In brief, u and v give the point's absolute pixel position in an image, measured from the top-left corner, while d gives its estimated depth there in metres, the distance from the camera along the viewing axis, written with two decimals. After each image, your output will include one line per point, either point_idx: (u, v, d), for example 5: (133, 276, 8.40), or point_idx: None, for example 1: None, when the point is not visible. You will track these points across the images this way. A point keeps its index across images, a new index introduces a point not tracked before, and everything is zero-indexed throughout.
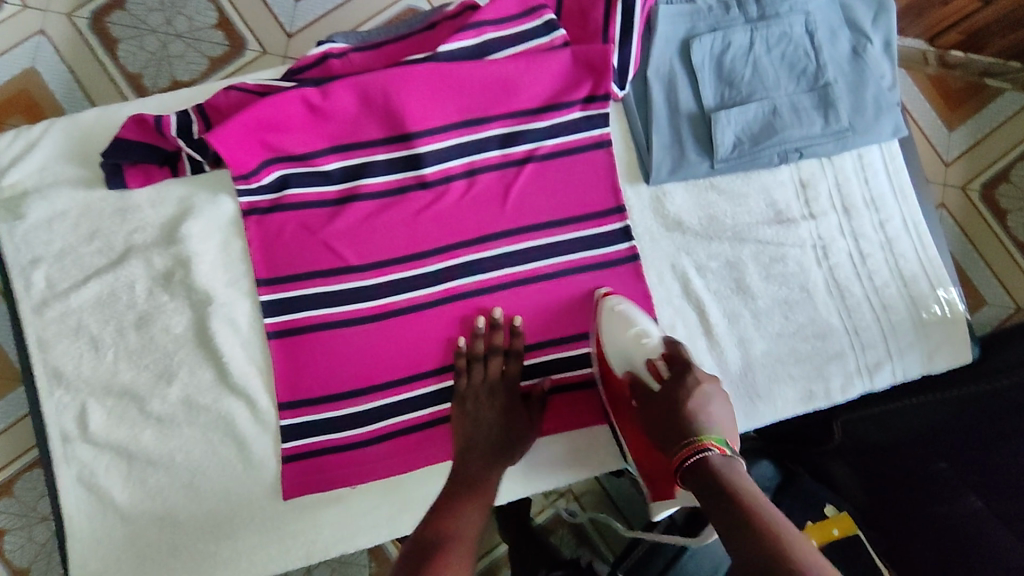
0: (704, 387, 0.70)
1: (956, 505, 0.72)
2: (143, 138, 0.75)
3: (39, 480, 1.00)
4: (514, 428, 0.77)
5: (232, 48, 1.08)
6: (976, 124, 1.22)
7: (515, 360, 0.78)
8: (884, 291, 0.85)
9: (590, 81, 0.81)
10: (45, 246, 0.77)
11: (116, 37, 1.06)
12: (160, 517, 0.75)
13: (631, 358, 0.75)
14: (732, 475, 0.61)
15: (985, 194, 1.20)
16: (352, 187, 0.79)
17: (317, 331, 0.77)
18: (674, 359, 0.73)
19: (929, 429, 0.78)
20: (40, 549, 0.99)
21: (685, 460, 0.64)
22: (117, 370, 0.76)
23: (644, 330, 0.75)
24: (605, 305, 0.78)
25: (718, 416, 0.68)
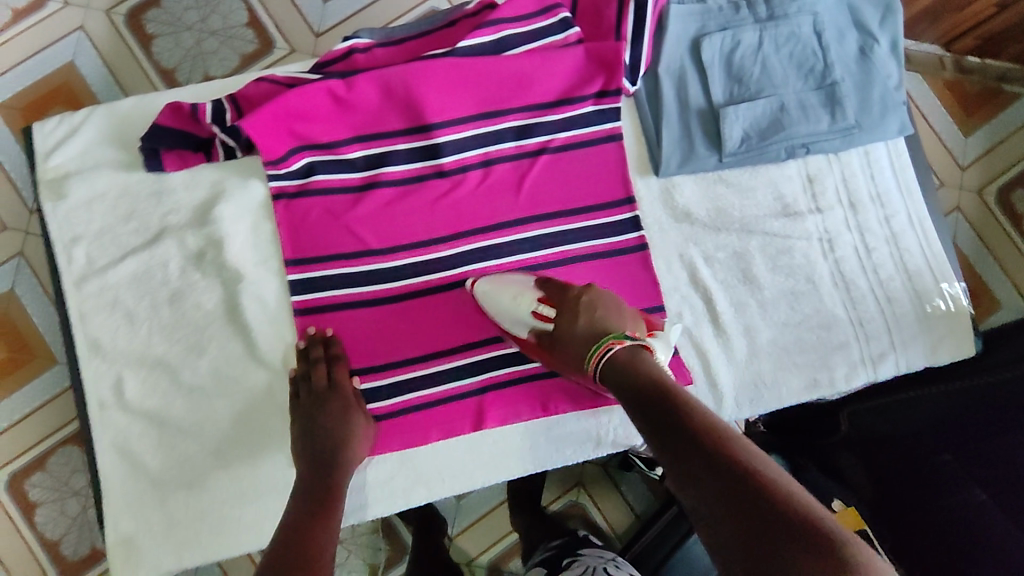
0: (585, 297, 0.76)
1: (959, 497, 0.74)
2: (178, 124, 0.79)
3: (73, 455, 1.06)
4: (353, 432, 0.77)
5: (262, 46, 1.13)
6: (991, 129, 1.23)
7: (338, 364, 0.80)
8: (888, 284, 0.88)
9: (603, 76, 0.84)
10: (85, 225, 0.82)
11: (153, 34, 1.12)
12: (187, 482, 0.80)
13: (521, 319, 0.78)
14: (669, 383, 0.67)
15: (999, 197, 1.21)
16: (375, 174, 0.84)
17: (341, 309, 0.82)
18: (552, 299, 0.77)
19: (937, 419, 0.80)
20: (71, 523, 1.06)
21: (597, 363, 0.71)
22: (151, 342, 0.81)
23: (521, 287, 0.79)
24: (478, 294, 0.81)
25: (607, 313, 0.74)
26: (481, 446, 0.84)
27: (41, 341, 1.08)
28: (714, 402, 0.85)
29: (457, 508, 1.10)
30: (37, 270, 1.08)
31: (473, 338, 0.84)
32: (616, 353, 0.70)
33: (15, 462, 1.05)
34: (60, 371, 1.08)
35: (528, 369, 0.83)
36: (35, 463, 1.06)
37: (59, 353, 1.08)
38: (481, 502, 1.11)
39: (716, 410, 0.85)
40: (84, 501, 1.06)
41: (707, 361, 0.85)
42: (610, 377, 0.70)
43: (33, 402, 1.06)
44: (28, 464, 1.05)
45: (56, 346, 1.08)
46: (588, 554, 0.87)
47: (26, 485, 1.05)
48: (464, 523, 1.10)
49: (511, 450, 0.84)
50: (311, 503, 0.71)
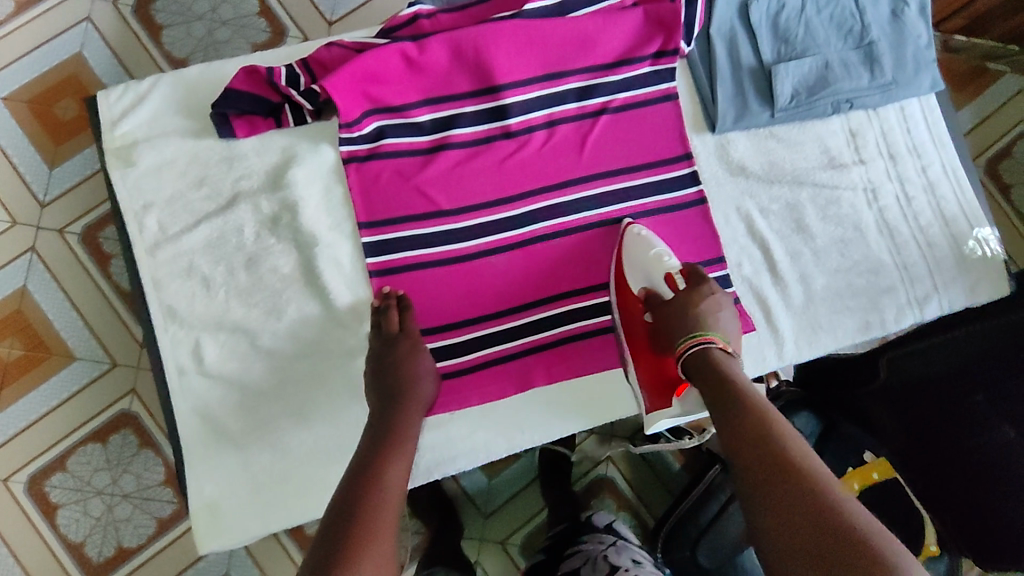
0: (716, 296, 0.77)
1: (988, 434, 0.83)
2: (252, 89, 0.80)
3: (95, 453, 1.04)
4: (419, 371, 0.77)
5: (274, 35, 1.13)
6: (979, 104, 1.31)
7: (406, 313, 0.80)
8: (928, 231, 0.93)
9: (661, 37, 0.87)
10: (157, 192, 0.83)
11: (162, 24, 1.11)
12: (270, 444, 0.80)
13: (648, 276, 0.81)
14: (739, 377, 0.69)
15: (988, 169, 1.29)
16: (443, 137, 0.85)
17: (415, 270, 0.84)
18: (690, 276, 0.80)
19: (960, 364, 0.86)
20: (94, 524, 1.03)
21: (687, 349, 0.72)
22: (229, 307, 0.81)
23: (664, 252, 0.82)
24: (629, 232, 0.84)
25: (724, 320, 0.76)
26: (558, 396, 0.87)
27: (57, 337, 1.05)
28: (776, 347, 0.89)
29: (490, 488, 1.12)
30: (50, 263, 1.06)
31: (543, 294, 0.86)
32: (712, 350, 0.72)
33: (35, 462, 1.03)
34: (79, 366, 1.05)
35: (592, 325, 0.87)
36: (54, 463, 1.03)
37: (77, 349, 1.05)
38: (512, 481, 1.12)
39: (778, 354, 0.89)
40: (107, 502, 1.03)
41: (766, 308, 0.90)
42: (688, 374, 0.72)
43: (55, 399, 1.04)
44: (48, 464, 1.03)
45: (73, 341, 1.05)
46: (589, 541, 0.90)
47: (47, 486, 1.03)
48: (497, 502, 1.12)
49: (584, 402, 0.87)
50: (377, 442, 0.70)
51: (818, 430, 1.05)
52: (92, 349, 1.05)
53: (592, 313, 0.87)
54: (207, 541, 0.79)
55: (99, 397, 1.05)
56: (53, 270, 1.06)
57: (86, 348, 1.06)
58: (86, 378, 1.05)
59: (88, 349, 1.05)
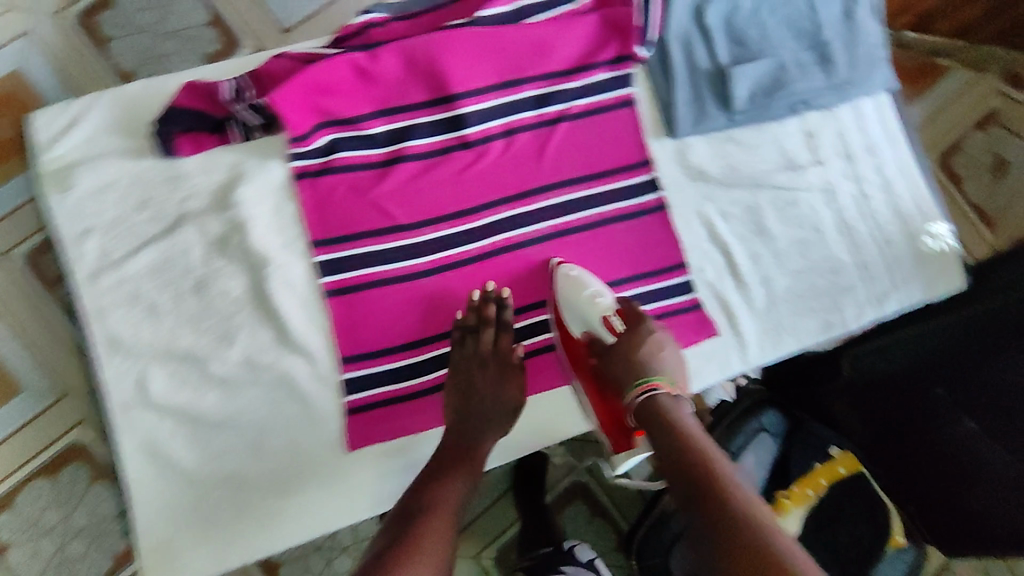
0: (655, 335, 0.75)
1: (955, 428, 0.82)
2: (196, 104, 0.77)
3: (44, 492, 0.95)
4: (506, 399, 0.79)
5: (225, 47, 1.06)
6: (930, 99, 1.32)
7: (503, 334, 0.81)
8: (884, 229, 0.94)
9: (617, 42, 0.87)
10: (97, 215, 0.78)
11: (108, 36, 1.02)
12: (226, 479, 0.78)
13: (588, 319, 0.79)
14: (683, 425, 0.66)
15: (941, 162, 1.32)
16: (398, 149, 0.83)
17: (375, 287, 0.81)
18: (628, 315, 0.78)
19: (921, 360, 0.86)
20: (45, 564, 0.95)
21: (638, 397, 0.69)
22: (176, 335, 0.78)
23: (600, 291, 0.81)
24: (560, 272, 0.83)
25: (669, 359, 0.73)
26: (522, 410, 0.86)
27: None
28: (740, 352, 0.89)
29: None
30: None
31: None
32: (659, 397, 0.69)
33: None
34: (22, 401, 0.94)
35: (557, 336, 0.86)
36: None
37: (23, 382, 0.95)
38: (485, 494, 1.09)
39: (743, 358, 0.89)
40: (55, 543, 0.95)
41: (729, 312, 0.90)
42: (639, 421, 0.69)
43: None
44: None
45: (20, 372, 0.94)
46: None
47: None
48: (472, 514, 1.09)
49: (549, 416, 0.87)
50: (447, 455, 0.73)
51: (783, 428, 1.01)
52: (38, 378, 0.95)
53: None
54: None
55: (46, 430, 0.95)
56: None
57: (33, 379, 0.95)
58: (32, 412, 0.95)
59: (30, 381, 0.96)
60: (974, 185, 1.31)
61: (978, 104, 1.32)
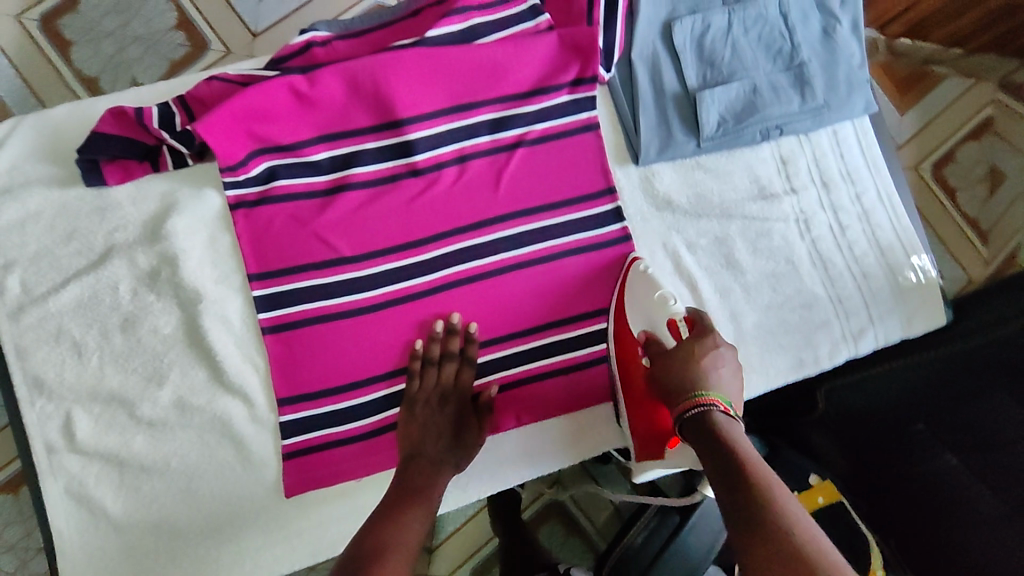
0: (719, 350, 0.69)
1: (935, 461, 0.77)
2: (122, 130, 0.73)
3: (7, 506, 0.91)
4: (463, 437, 0.77)
5: (194, 49, 1.01)
6: (923, 108, 1.23)
7: (467, 368, 0.78)
8: (863, 261, 0.88)
9: (577, 63, 0.81)
10: (19, 249, 0.74)
11: (69, 39, 0.98)
12: (157, 526, 0.74)
13: (650, 319, 0.74)
14: (739, 442, 0.60)
15: (934, 173, 1.23)
16: (342, 176, 0.78)
17: (315, 325, 0.76)
18: (697, 324, 0.72)
19: (902, 396, 0.83)
20: None
21: (687, 411, 0.64)
22: (102, 376, 0.74)
23: (666, 294, 0.75)
24: (635, 267, 0.79)
25: (727, 379, 0.67)
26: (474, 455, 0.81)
27: None
28: None
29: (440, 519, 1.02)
30: None
31: None
32: (713, 413, 0.63)
33: None
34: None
35: (514, 375, 0.81)
36: None
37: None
38: (457, 513, 1.03)
39: None
40: (19, 557, 0.91)
41: None
42: (690, 437, 0.63)
43: None
44: None
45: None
46: None
47: None
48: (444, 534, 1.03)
49: (505, 458, 0.82)
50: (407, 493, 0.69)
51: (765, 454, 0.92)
52: None
53: (517, 361, 0.81)
54: None
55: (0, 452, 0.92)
56: None
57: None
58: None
59: None
60: (968, 199, 1.21)
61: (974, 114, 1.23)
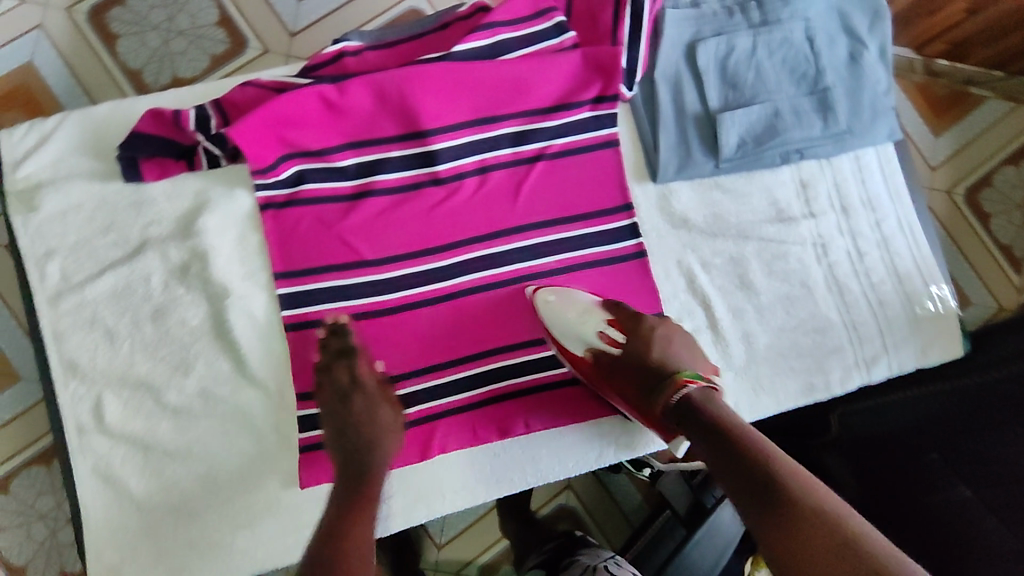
0: (659, 330, 0.76)
1: (947, 493, 0.71)
2: (160, 131, 0.77)
3: (39, 477, 0.95)
4: (382, 422, 0.72)
5: (233, 46, 1.04)
6: (960, 130, 1.17)
7: (360, 359, 0.74)
8: (880, 288, 0.88)
9: (600, 81, 0.83)
10: (60, 238, 0.79)
11: (116, 33, 1.02)
12: (176, 507, 0.77)
13: (585, 337, 0.77)
14: (720, 412, 0.66)
15: (969, 196, 1.16)
16: (367, 182, 0.81)
17: (333, 324, 0.79)
18: (622, 324, 0.77)
19: (916, 423, 0.78)
20: (38, 548, 0.94)
21: (670, 401, 0.69)
22: (132, 362, 0.78)
23: (586, 304, 0.79)
24: (540, 301, 0.78)
25: (680, 350, 0.75)
26: (483, 460, 0.82)
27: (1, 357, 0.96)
28: None
29: (443, 520, 1.04)
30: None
31: (468, 351, 0.81)
32: (689, 394, 0.69)
33: None
34: (27, 388, 0.96)
35: (526, 382, 0.82)
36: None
37: (21, 369, 0.96)
38: (466, 512, 1.05)
39: None
40: (49, 526, 0.95)
41: None
42: (676, 420, 0.68)
43: None
44: None
45: (16, 360, 0.96)
46: (587, 554, 0.86)
47: None
48: (451, 532, 1.04)
49: (513, 462, 0.82)
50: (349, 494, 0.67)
51: None
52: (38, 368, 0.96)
53: (531, 368, 0.82)
54: None
55: (38, 422, 0.96)
56: None
57: (30, 366, 0.97)
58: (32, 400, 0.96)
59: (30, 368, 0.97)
60: (1002, 224, 1.15)
61: (1012, 137, 1.17)
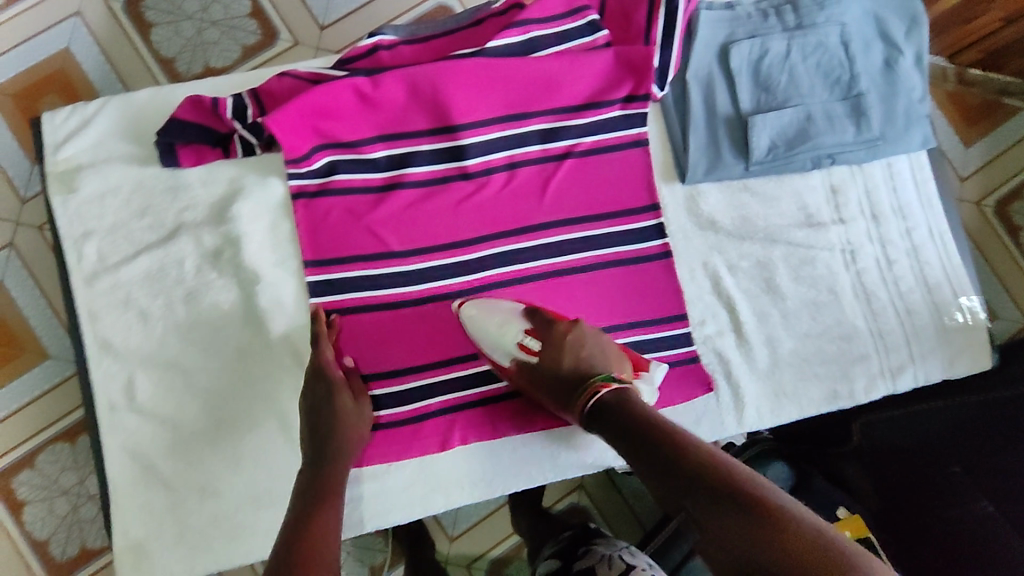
0: (573, 334, 0.73)
1: (969, 508, 0.73)
2: (199, 119, 0.78)
3: (63, 453, 0.97)
4: (343, 411, 0.74)
5: (265, 37, 1.06)
6: (992, 141, 1.15)
7: (326, 343, 0.76)
8: (908, 297, 0.87)
9: (631, 81, 0.83)
10: (98, 219, 0.81)
11: (150, 22, 1.04)
12: (201, 487, 0.79)
13: (506, 349, 0.75)
14: (632, 410, 0.65)
15: (999, 209, 1.14)
16: (397, 175, 0.82)
17: (360, 313, 0.80)
18: (539, 332, 0.74)
19: (941, 435, 0.79)
20: (60, 523, 0.96)
21: (585, 407, 0.68)
22: (163, 343, 0.80)
23: (508, 314, 0.76)
24: (465, 315, 0.77)
25: (594, 354, 0.72)
26: (502, 453, 0.83)
27: (31, 335, 0.98)
28: (736, 412, 0.85)
29: (457, 512, 1.05)
30: (30, 267, 0.99)
31: None
32: (601, 397, 0.68)
33: (3, 457, 0.96)
34: (54, 366, 0.98)
35: None
36: (22, 460, 0.96)
37: (50, 347, 0.99)
38: (478, 506, 1.06)
39: (738, 420, 0.85)
40: (72, 502, 0.97)
41: (730, 371, 0.85)
42: (595, 425, 0.67)
43: (21, 399, 0.97)
44: (15, 462, 0.96)
45: (45, 339, 0.98)
46: (603, 542, 0.86)
47: (13, 484, 0.96)
48: (463, 525, 1.05)
49: (531, 456, 0.83)
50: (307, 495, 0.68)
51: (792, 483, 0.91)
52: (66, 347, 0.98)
53: None
54: None
55: (63, 400, 0.98)
56: (23, 277, 0.98)
57: (59, 345, 0.99)
58: (59, 378, 0.98)
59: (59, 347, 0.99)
60: None
61: None
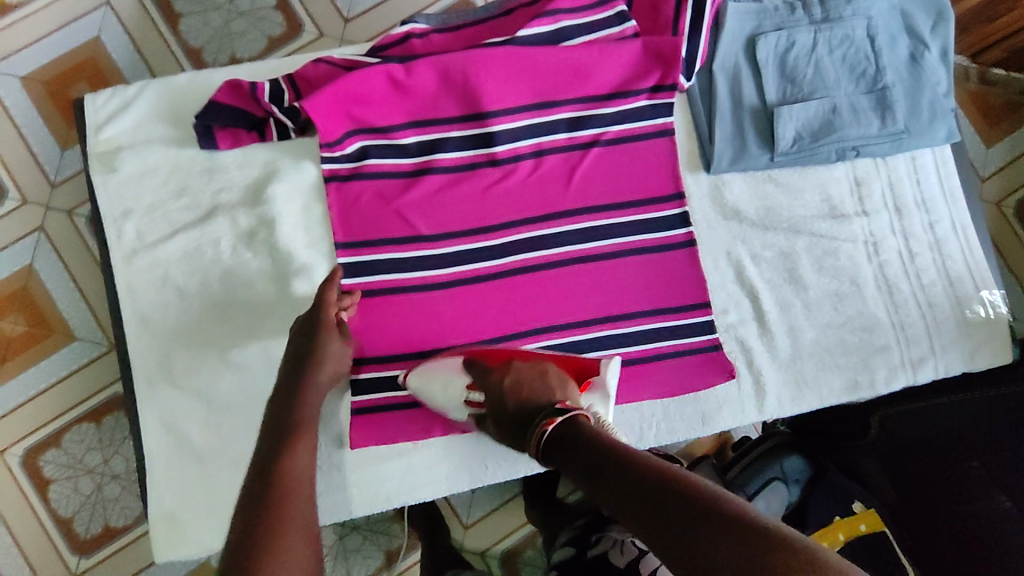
0: (509, 379, 0.74)
1: (986, 503, 0.75)
2: (236, 101, 0.80)
3: (88, 433, 1.00)
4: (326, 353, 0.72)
5: (290, 29, 1.08)
6: (1012, 142, 1.15)
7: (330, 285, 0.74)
8: (930, 290, 0.88)
9: (659, 70, 0.84)
10: (136, 199, 0.83)
11: (179, 12, 1.06)
12: (232, 460, 0.81)
13: (459, 404, 0.79)
14: (585, 441, 0.62)
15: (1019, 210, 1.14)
16: (427, 160, 0.83)
17: (389, 294, 0.81)
18: (478, 385, 0.77)
19: (958, 430, 0.80)
20: (85, 500, 0.99)
21: (537, 444, 0.66)
22: (198, 321, 0.82)
23: (447, 373, 0.79)
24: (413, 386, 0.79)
25: (534, 390, 0.72)
26: None
27: (60, 317, 1.01)
28: (756, 399, 0.86)
29: (471, 498, 1.07)
30: (59, 251, 1.01)
31: (517, 328, 0.83)
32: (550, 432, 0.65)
33: (32, 435, 0.99)
34: (82, 348, 1.01)
35: None
36: (49, 439, 0.99)
37: (78, 329, 1.01)
38: (492, 496, 1.08)
39: (758, 407, 0.86)
40: (97, 480, 0.99)
41: (750, 359, 0.86)
42: (553, 454, 0.64)
43: (50, 379, 1.00)
44: (39, 442, 0.99)
45: (73, 320, 1.01)
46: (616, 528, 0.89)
47: (38, 462, 0.98)
48: (477, 514, 1.07)
49: None
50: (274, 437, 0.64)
51: (805, 476, 0.96)
52: (93, 329, 1.01)
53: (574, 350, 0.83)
54: (165, 551, 0.79)
55: (89, 381, 1.01)
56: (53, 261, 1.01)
57: (86, 327, 1.01)
58: (85, 360, 1.01)
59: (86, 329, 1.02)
60: None
61: None
